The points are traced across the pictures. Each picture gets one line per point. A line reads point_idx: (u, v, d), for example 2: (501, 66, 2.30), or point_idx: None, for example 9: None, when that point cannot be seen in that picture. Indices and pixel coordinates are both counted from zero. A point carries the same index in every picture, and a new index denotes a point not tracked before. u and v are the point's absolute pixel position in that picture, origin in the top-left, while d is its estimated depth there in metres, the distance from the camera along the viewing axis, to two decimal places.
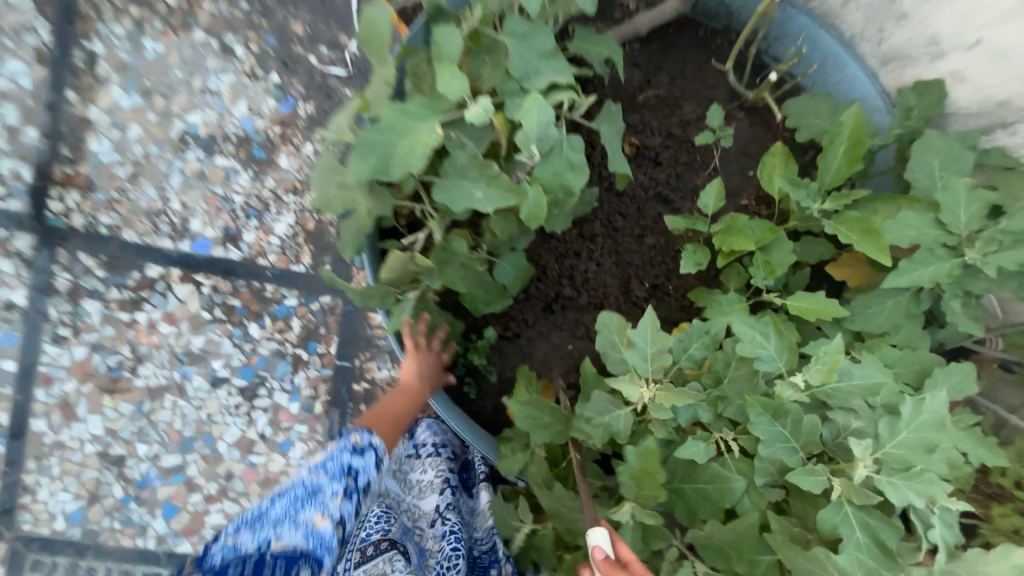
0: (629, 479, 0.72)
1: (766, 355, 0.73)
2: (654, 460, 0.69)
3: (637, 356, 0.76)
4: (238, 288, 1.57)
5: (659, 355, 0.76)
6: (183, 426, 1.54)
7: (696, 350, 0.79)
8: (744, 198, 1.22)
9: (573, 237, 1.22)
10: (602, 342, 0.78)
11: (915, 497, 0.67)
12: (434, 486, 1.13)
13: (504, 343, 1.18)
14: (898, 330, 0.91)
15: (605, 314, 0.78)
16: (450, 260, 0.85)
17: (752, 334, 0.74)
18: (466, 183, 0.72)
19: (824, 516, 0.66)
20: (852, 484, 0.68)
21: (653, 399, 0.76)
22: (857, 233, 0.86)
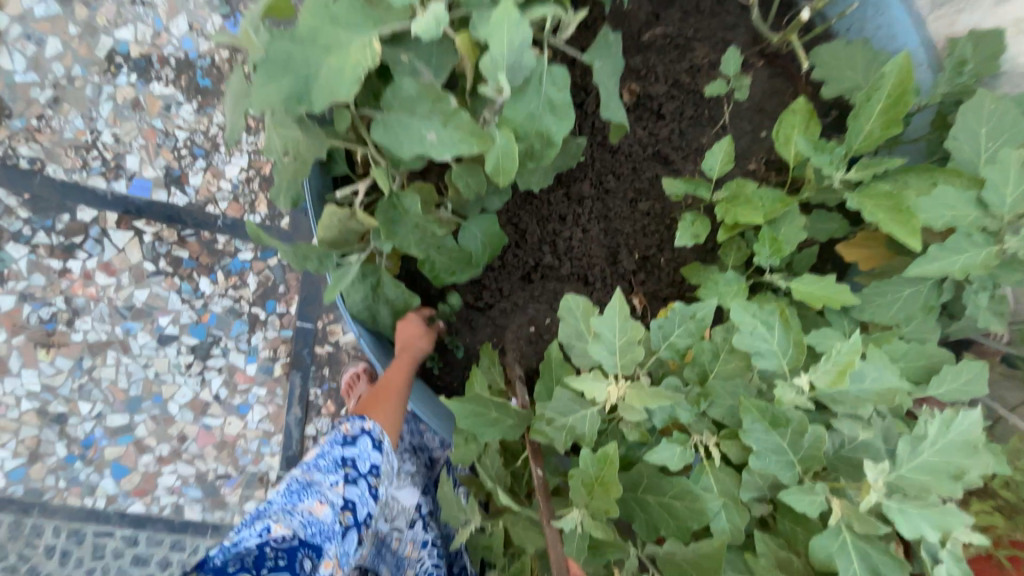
0: (582, 486, 0.65)
1: (764, 349, 0.63)
2: (610, 472, 0.62)
3: (603, 351, 0.65)
4: (185, 238, 1.41)
5: (629, 347, 0.66)
6: (128, 385, 1.43)
7: (679, 338, 0.69)
8: (752, 161, 1.08)
9: (558, 199, 1.08)
10: (566, 326, 0.69)
11: (928, 528, 0.56)
12: (413, 489, 1.06)
13: (473, 313, 1.06)
14: (912, 321, 0.80)
15: (570, 297, 0.69)
16: (401, 219, 0.73)
17: (753, 324, 0.64)
18: (414, 121, 0.57)
19: (822, 544, 0.57)
20: (857, 510, 0.58)
21: (621, 399, 0.66)
22: (885, 210, 0.74)
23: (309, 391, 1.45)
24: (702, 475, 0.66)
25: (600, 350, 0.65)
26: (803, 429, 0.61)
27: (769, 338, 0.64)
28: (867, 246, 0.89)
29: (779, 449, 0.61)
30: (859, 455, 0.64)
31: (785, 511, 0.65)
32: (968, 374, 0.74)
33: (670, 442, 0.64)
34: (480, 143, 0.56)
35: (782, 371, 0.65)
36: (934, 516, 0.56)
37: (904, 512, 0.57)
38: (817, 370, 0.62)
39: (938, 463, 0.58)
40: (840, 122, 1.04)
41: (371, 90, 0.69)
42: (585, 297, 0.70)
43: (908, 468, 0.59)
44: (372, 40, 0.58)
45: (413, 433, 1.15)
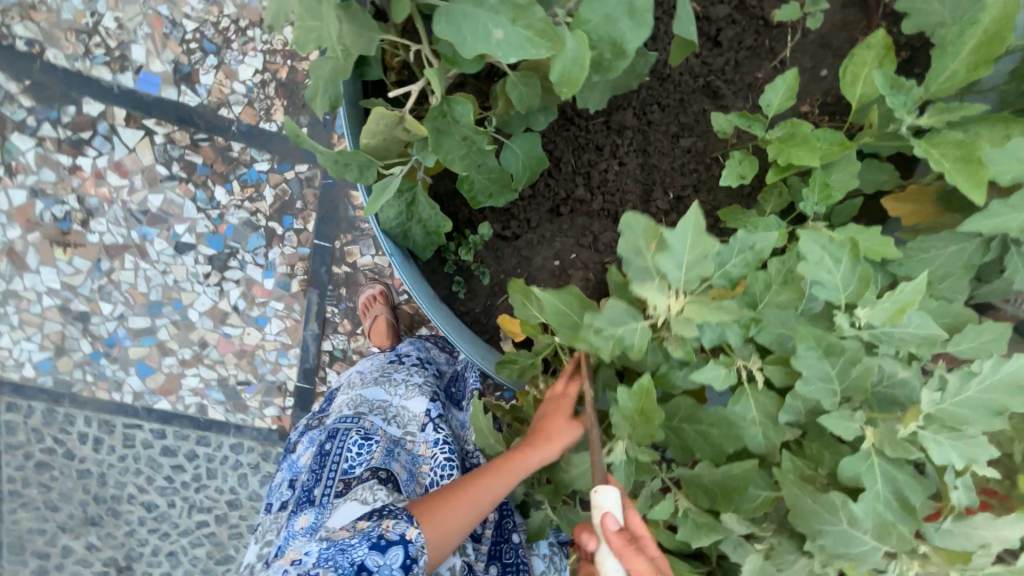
0: (623, 419, 0.68)
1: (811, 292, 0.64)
2: (648, 402, 0.65)
3: (670, 263, 0.63)
4: (198, 142, 1.35)
5: (696, 260, 0.63)
6: (148, 290, 1.44)
7: (734, 267, 0.68)
8: (806, 102, 1.01)
9: (597, 128, 1.03)
10: (625, 235, 0.65)
11: (955, 457, 0.60)
12: (422, 394, 1.07)
13: (501, 243, 1.05)
14: (948, 277, 0.79)
15: (630, 214, 0.64)
16: (449, 131, 0.68)
17: (819, 255, 0.64)
18: (481, 14, 0.51)
19: (849, 463, 0.62)
20: (889, 436, 0.62)
21: (679, 313, 0.66)
22: (950, 158, 0.71)
23: (326, 309, 1.47)
24: (743, 397, 0.69)
25: (668, 264, 0.62)
26: (837, 371, 0.63)
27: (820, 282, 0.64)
28: (917, 199, 0.86)
29: (809, 390, 0.63)
30: (894, 390, 0.66)
31: (814, 437, 0.70)
32: (991, 333, 0.74)
33: (713, 365, 0.66)
34: (551, 47, 0.50)
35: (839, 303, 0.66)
36: (963, 446, 0.60)
37: (937, 441, 0.61)
38: (874, 306, 0.63)
39: (983, 400, 0.60)
40: (911, 63, 0.96)
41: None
42: (646, 216, 0.65)
43: (953, 401, 0.60)
44: None
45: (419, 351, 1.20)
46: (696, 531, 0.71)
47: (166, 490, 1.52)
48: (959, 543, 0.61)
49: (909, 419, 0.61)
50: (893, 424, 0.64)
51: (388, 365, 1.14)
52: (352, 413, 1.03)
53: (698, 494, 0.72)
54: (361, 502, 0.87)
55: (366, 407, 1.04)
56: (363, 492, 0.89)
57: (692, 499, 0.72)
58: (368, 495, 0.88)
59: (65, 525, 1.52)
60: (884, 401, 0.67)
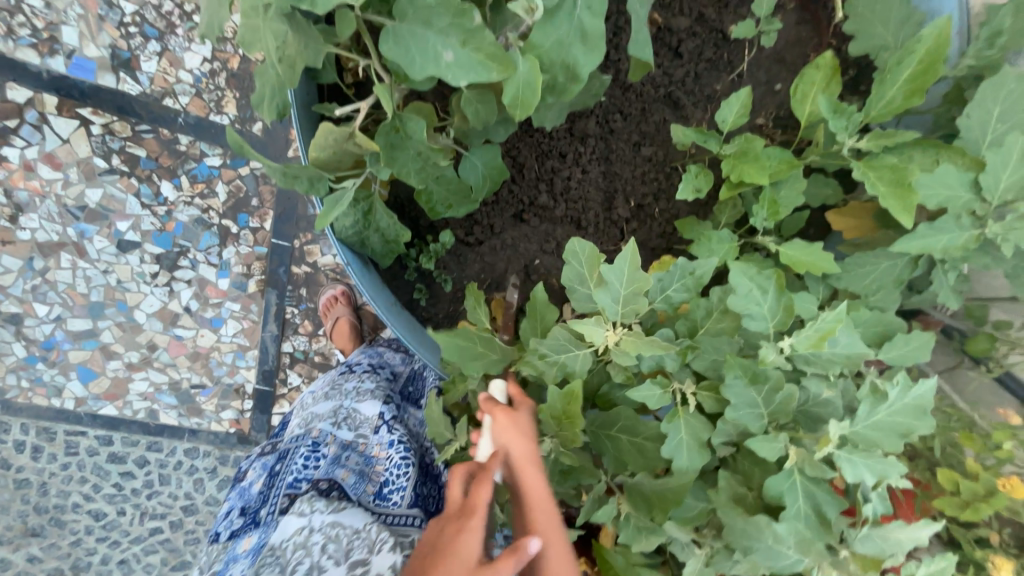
0: (551, 419, 0.70)
1: (758, 309, 0.67)
2: (574, 408, 0.67)
3: (607, 297, 0.67)
4: (141, 134, 1.27)
5: (632, 296, 0.67)
6: (89, 290, 1.35)
7: (675, 292, 0.72)
8: (761, 116, 1.05)
9: (560, 134, 1.03)
10: (569, 266, 0.70)
11: (868, 475, 0.65)
12: (373, 398, 1.06)
13: (464, 249, 1.04)
14: (881, 290, 0.85)
15: (575, 241, 0.68)
16: (404, 146, 0.67)
17: (748, 288, 0.66)
18: (429, 36, 0.50)
19: (773, 483, 0.65)
20: (810, 457, 0.66)
21: (616, 345, 0.69)
22: (884, 182, 0.75)
23: (286, 310, 1.43)
24: (674, 417, 0.68)
25: (604, 297, 0.67)
26: (777, 387, 0.66)
27: (765, 300, 0.67)
28: (855, 216, 0.91)
29: (740, 405, 0.67)
30: (820, 409, 0.71)
31: (746, 454, 0.74)
32: (917, 341, 0.80)
33: (651, 387, 0.69)
34: (502, 69, 0.49)
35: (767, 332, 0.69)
36: (877, 466, 0.65)
37: (851, 461, 0.65)
38: (799, 336, 0.67)
39: (892, 423, 0.66)
40: (856, 82, 1.01)
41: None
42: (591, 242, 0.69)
43: (865, 424, 0.66)
44: None
45: (371, 357, 1.19)
46: (637, 534, 0.74)
47: (115, 498, 1.45)
48: (875, 540, 0.66)
49: (824, 442, 0.65)
50: (813, 443, 0.68)
51: (339, 377, 1.12)
52: (300, 430, 1.03)
53: (637, 502, 0.73)
54: (299, 514, 0.88)
55: (317, 419, 1.04)
56: (302, 504, 0.90)
57: (631, 505, 0.74)
58: (306, 507, 0.89)
59: (2, 537, 1.43)
60: (813, 412, 0.71)
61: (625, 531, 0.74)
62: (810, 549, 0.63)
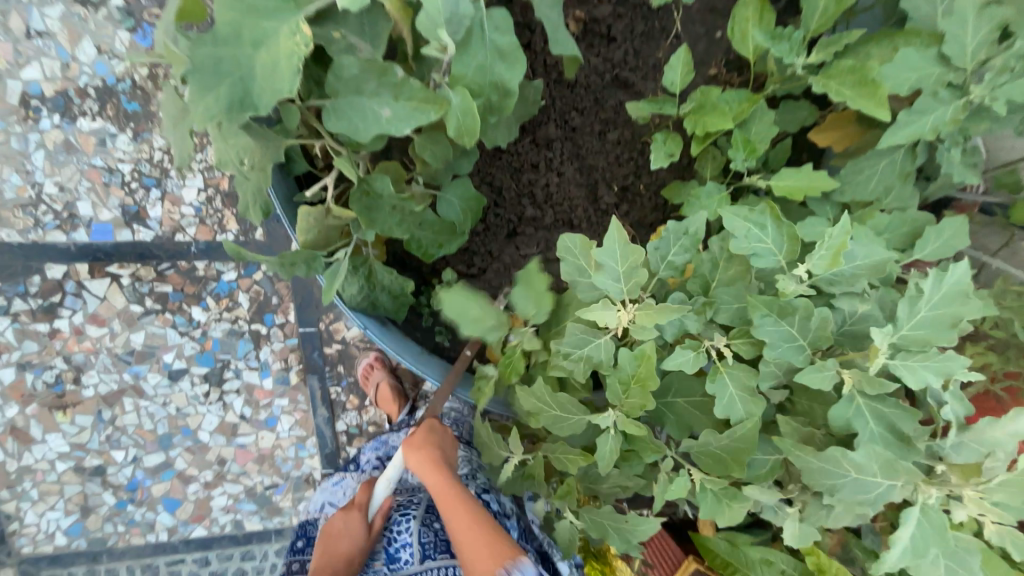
0: (618, 385, 0.69)
1: (761, 249, 0.66)
2: (647, 369, 0.66)
3: (606, 281, 0.68)
4: (164, 272, 1.39)
5: (630, 272, 0.68)
6: (154, 426, 1.45)
7: (676, 256, 0.72)
8: (712, 66, 1.06)
9: (527, 148, 1.06)
10: (567, 261, 0.71)
11: (931, 376, 0.62)
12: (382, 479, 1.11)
13: (472, 281, 1.07)
14: (890, 192, 0.82)
15: (565, 237, 0.70)
16: (377, 206, 0.72)
17: (745, 227, 0.65)
18: (366, 101, 0.54)
19: (836, 413, 0.63)
20: (865, 374, 0.62)
21: (632, 321, 0.69)
22: (849, 86, 0.74)
23: (330, 391, 1.50)
24: (717, 375, 0.66)
25: (603, 282, 0.68)
26: (804, 319, 0.63)
27: (768, 239, 0.66)
28: (838, 127, 0.89)
29: (769, 349, 0.64)
30: (863, 325, 0.67)
31: (802, 392, 0.71)
32: (951, 230, 0.77)
33: (682, 352, 0.67)
34: (438, 108, 0.54)
35: (781, 265, 0.67)
36: (937, 365, 0.61)
37: (909, 366, 0.62)
38: (814, 256, 0.64)
39: (937, 316, 0.61)
40: (794, 1, 1.01)
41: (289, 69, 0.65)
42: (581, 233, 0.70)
43: (908, 325, 0.62)
44: (300, 25, 0.56)
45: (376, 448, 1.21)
46: (719, 505, 0.71)
47: None
48: (970, 445, 0.63)
49: (873, 355, 0.61)
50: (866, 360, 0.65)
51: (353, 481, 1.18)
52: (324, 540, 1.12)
53: (711, 465, 0.69)
54: None
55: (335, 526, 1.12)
56: None
57: (706, 472, 0.71)
58: None
59: None
60: (853, 338, 0.68)
61: (704, 503, 0.72)
62: (895, 470, 0.60)
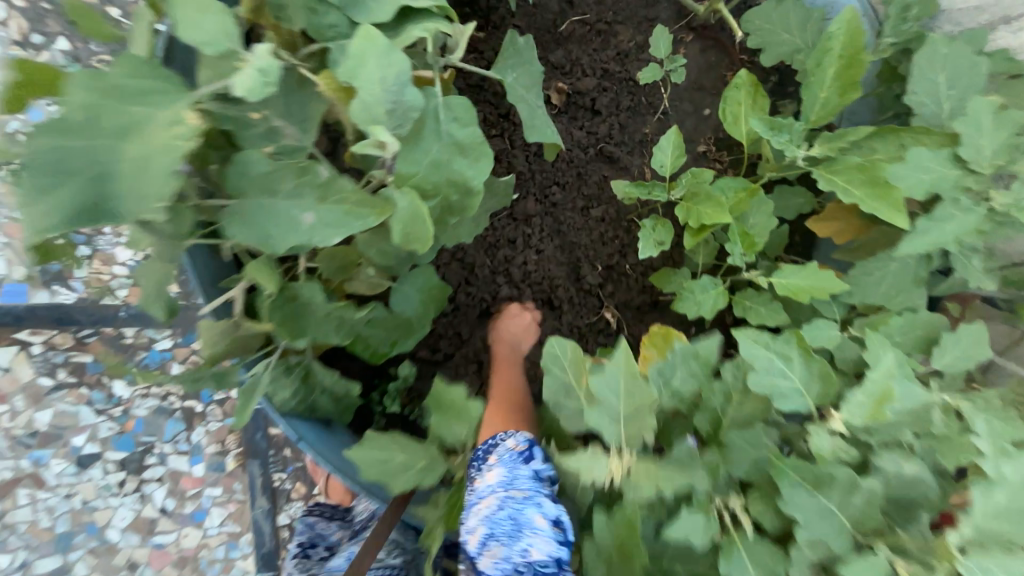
0: (599, 562, 0.53)
1: (784, 385, 0.56)
2: (634, 540, 0.49)
3: (603, 418, 0.55)
4: (84, 340, 1.20)
5: (633, 415, 0.54)
6: (52, 523, 1.21)
7: (681, 382, 0.60)
8: (701, 143, 0.99)
9: (503, 222, 0.96)
10: (551, 378, 0.59)
11: None
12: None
13: (437, 369, 0.93)
14: (905, 296, 0.73)
15: (554, 342, 0.59)
16: (309, 313, 0.57)
17: (767, 358, 0.56)
18: (282, 204, 0.42)
19: None
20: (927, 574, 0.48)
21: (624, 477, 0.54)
22: (859, 185, 0.67)
23: (272, 478, 1.29)
24: (732, 553, 0.51)
25: (597, 421, 0.55)
26: (848, 486, 0.50)
27: (789, 373, 0.57)
28: (838, 218, 0.82)
29: (808, 523, 0.50)
30: (911, 492, 0.52)
31: None
32: (971, 337, 0.69)
33: (691, 516, 0.52)
34: (377, 213, 0.42)
35: (810, 410, 0.56)
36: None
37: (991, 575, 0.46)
38: (851, 405, 0.54)
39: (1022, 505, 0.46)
40: (783, 85, 0.97)
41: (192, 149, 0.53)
42: (575, 343, 0.60)
43: (987, 518, 0.46)
44: (186, 114, 0.45)
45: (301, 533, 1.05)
46: None
47: None
48: None
49: (947, 555, 0.48)
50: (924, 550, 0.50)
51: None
52: None
53: None
54: None
55: None
56: None
57: None
58: None
59: None
60: (902, 507, 0.52)
61: None
62: None
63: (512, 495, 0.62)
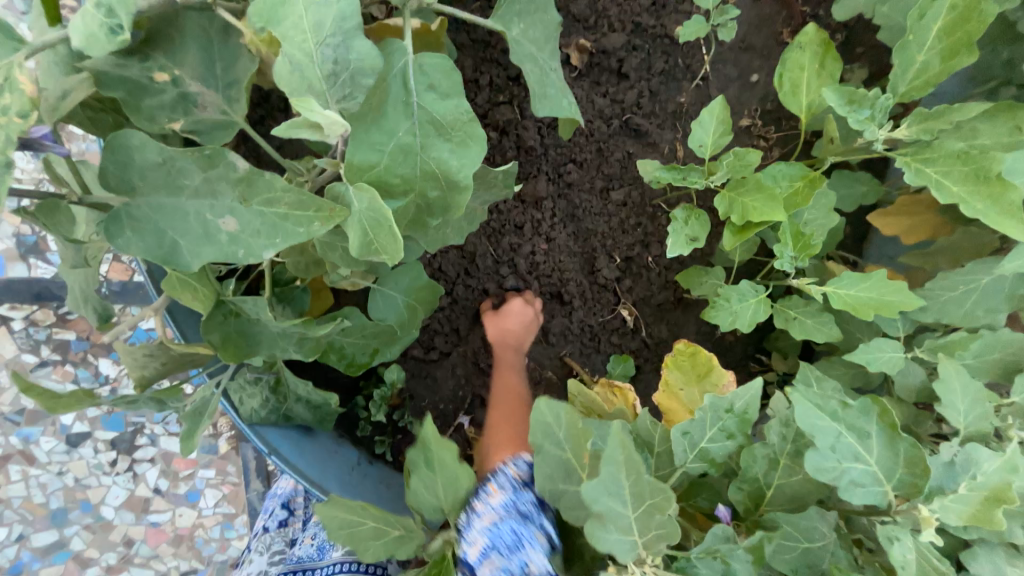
0: None
1: (850, 470, 0.43)
2: None
3: (610, 533, 0.40)
4: (66, 315, 1.14)
5: (645, 520, 0.41)
6: (46, 498, 1.19)
7: (712, 446, 0.48)
8: (745, 116, 0.84)
9: (509, 205, 0.84)
10: (542, 452, 0.46)
11: None
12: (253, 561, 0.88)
13: (431, 367, 0.84)
14: (997, 316, 0.60)
15: (541, 404, 0.45)
16: (257, 327, 0.46)
17: (828, 433, 0.43)
18: (184, 209, 0.32)
19: None
20: None
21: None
22: (960, 180, 0.52)
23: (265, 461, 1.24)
24: None
25: (609, 539, 0.40)
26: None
27: (862, 453, 0.43)
28: (910, 213, 0.68)
29: None
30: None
31: None
32: None
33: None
34: (324, 218, 0.32)
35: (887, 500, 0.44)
36: None
37: None
38: (949, 505, 0.43)
39: None
40: (850, 45, 0.80)
41: (84, 117, 0.44)
42: (564, 402, 0.46)
43: None
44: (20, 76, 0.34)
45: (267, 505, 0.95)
46: None
47: None
48: None
49: None
50: None
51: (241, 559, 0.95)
52: None
53: None
54: None
55: None
56: None
57: None
58: None
59: None
60: None
61: None
62: None
63: (516, 512, 0.51)
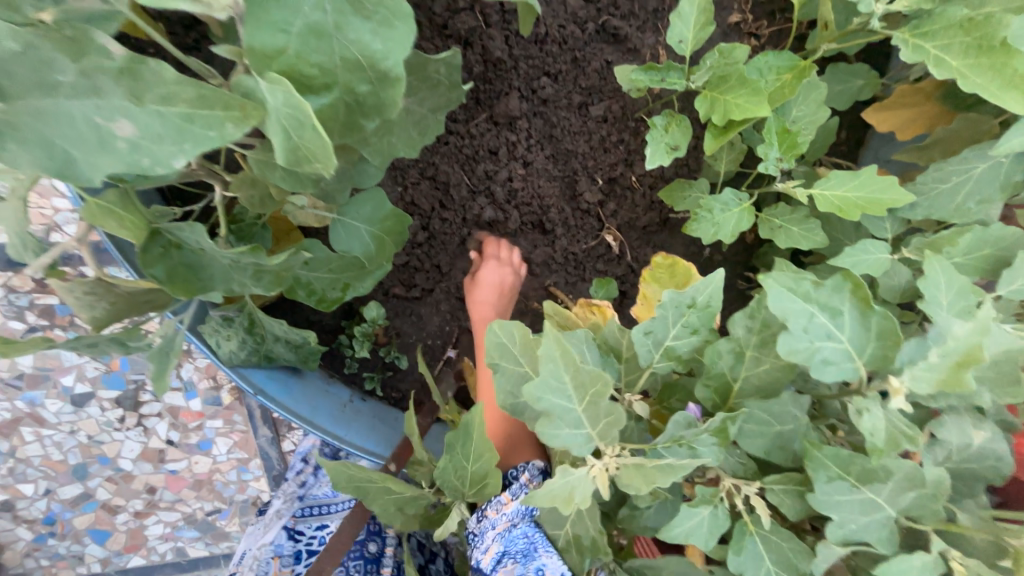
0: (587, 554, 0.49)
1: (823, 349, 0.42)
2: None
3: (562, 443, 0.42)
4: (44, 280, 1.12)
5: (593, 410, 0.42)
6: (65, 455, 1.24)
7: (676, 342, 0.49)
8: (734, 9, 0.76)
9: (482, 128, 0.78)
10: (500, 374, 0.46)
11: None
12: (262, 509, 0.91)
13: (416, 305, 0.83)
14: (988, 206, 0.57)
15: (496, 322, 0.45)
16: (210, 259, 0.44)
17: (806, 317, 0.42)
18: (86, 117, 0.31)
19: None
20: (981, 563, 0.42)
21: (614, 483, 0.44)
22: (959, 54, 0.48)
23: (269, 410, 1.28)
24: (742, 544, 0.46)
25: (561, 435, 0.41)
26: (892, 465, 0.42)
27: (830, 339, 0.43)
28: (910, 104, 0.63)
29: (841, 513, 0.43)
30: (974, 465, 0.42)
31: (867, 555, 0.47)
32: None
33: (691, 507, 0.45)
34: (237, 117, 0.32)
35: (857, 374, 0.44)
36: None
37: None
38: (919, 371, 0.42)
39: None
40: None
41: None
42: (519, 319, 0.45)
43: None
44: None
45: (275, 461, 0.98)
46: None
47: None
48: None
49: None
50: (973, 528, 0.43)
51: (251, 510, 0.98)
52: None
53: None
54: None
55: None
56: None
57: None
58: None
59: None
60: None
61: None
62: None
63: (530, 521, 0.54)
